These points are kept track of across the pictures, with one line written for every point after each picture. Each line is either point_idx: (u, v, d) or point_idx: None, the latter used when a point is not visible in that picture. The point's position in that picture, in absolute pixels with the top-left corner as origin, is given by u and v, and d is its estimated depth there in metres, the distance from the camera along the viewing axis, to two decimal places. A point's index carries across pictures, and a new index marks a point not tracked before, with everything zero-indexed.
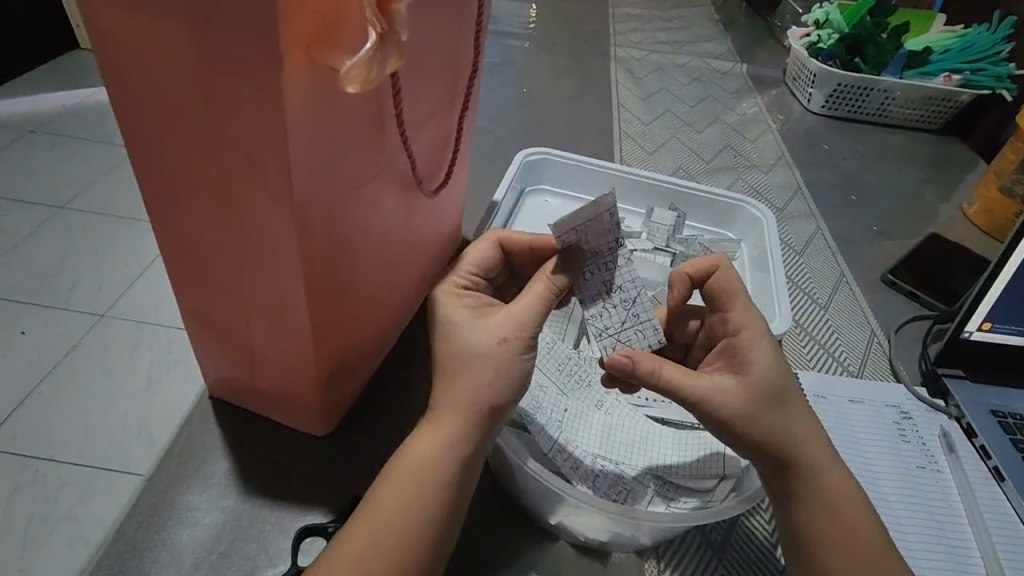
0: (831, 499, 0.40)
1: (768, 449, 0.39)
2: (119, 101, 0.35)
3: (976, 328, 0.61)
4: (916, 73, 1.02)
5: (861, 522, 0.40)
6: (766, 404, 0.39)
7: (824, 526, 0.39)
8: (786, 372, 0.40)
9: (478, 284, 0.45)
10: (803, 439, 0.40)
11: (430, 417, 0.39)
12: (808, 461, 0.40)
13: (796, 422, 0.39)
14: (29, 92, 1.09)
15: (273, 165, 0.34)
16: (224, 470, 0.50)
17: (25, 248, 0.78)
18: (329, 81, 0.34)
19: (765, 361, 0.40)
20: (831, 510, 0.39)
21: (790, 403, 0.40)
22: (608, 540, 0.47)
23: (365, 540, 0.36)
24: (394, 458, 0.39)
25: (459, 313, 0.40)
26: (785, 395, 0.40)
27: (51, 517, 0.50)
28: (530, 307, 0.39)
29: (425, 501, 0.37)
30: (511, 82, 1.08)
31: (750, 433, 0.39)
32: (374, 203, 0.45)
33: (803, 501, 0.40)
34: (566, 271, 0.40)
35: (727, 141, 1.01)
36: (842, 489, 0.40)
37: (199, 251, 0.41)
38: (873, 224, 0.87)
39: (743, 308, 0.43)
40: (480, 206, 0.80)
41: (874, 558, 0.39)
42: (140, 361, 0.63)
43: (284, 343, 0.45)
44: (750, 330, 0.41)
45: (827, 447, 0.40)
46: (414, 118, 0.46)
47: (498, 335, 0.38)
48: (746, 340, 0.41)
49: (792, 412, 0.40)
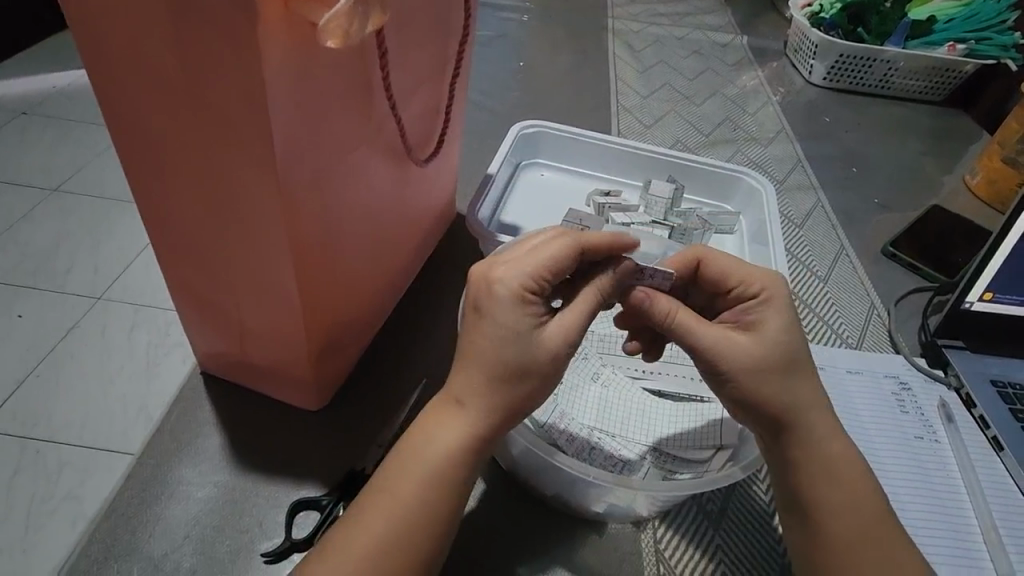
0: (829, 465, 0.39)
1: (774, 415, 0.38)
2: (98, 82, 0.34)
3: (977, 298, 0.60)
4: (919, 43, 1.00)
5: (858, 491, 0.39)
6: (768, 370, 0.38)
7: (825, 492, 0.38)
8: (801, 337, 0.39)
9: (544, 288, 0.37)
10: (807, 405, 0.39)
11: (445, 402, 0.37)
12: (810, 427, 0.39)
13: (799, 386, 0.38)
14: (16, 72, 1.07)
15: (253, 133, 0.33)
16: (216, 443, 0.50)
17: (19, 231, 0.77)
18: (309, 38, 0.32)
19: (778, 322, 0.39)
20: (829, 480, 0.39)
21: (794, 370, 0.38)
22: (602, 510, 0.47)
23: (372, 530, 0.35)
24: (404, 445, 0.38)
25: (523, 321, 0.35)
26: (793, 361, 0.38)
27: (51, 499, 0.50)
28: (580, 324, 0.37)
29: (430, 491, 0.36)
30: (506, 56, 1.06)
31: (751, 392, 0.38)
32: (362, 174, 0.44)
33: (800, 467, 0.39)
34: (614, 278, 0.40)
35: (726, 115, 0.99)
36: (842, 454, 0.39)
37: (185, 227, 0.40)
38: (874, 197, 0.86)
39: (755, 271, 0.42)
40: (475, 181, 0.79)
41: (870, 528, 0.38)
42: (138, 341, 0.63)
43: (274, 320, 0.45)
44: (766, 287, 0.41)
45: (827, 410, 0.39)
46: (402, 82, 0.45)
47: (547, 353, 0.36)
48: (761, 298, 0.40)
49: (797, 377, 0.38)
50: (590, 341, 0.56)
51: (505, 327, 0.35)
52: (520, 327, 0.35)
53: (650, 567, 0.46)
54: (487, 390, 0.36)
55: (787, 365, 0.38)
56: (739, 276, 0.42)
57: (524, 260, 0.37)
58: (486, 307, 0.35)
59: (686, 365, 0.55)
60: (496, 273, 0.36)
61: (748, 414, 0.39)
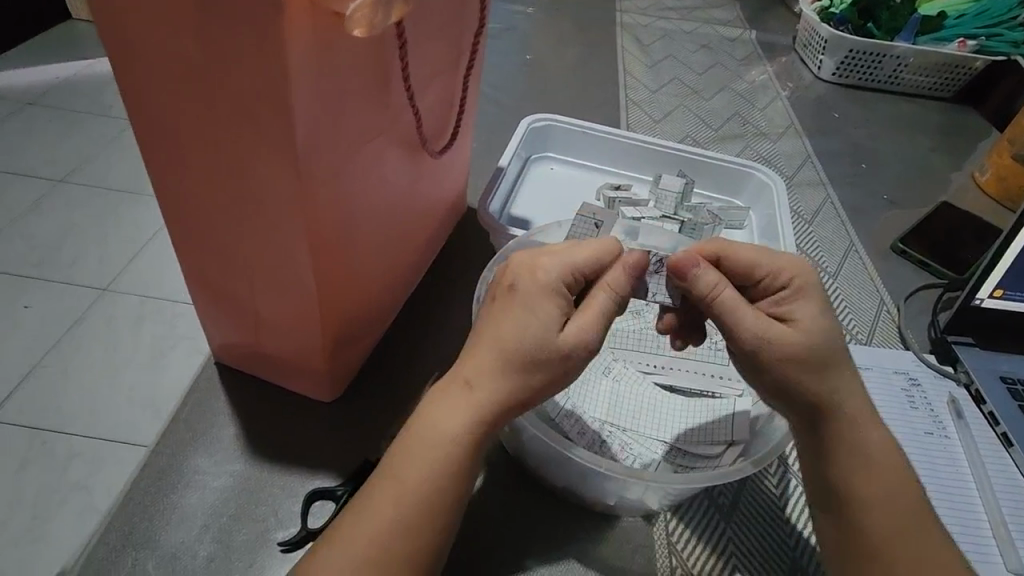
0: (866, 454, 0.39)
1: (811, 399, 0.38)
2: (121, 75, 0.34)
3: (988, 294, 0.60)
4: (930, 39, 1.00)
5: (894, 479, 0.39)
6: (811, 362, 0.38)
7: (863, 482, 0.39)
8: (836, 327, 0.39)
9: (578, 280, 0.39)
10: (844, 394, 0.39)
11: (452, 386, 0.37)
12: (847, 416, 0.39)
13: (838, 378, 0.39)
14: (22, 63, 1.07)
15: (276, 122, 0.33)
16: (231, 434, 0.50)
17: (25, 223, 0.77)
18: (331, 29, 0.32)
19: (812, 313, 0.39)
20: (866, 468, 0.39)
21: (832, 363, 0.39)
22: (614, 504, 0.47)
23: (380, 517, 0.35)
24: (410, 430, 0.38)
25: (552, 315, 0.36)
26: (832, 351, 0.39)
27: (62, 488, 0.51)
28: (597, 316, 0.37)
29: (437, 476, 0.36)
30: (514, 49, 1.06)
31: (791, 381, 0.38)
32: (379, 165, 0.44)
33: (838, 457, 0.39)
34: (626, 274, 0.39)
35: (735, 110, 0.98)
36: (878, 443, 0.40)
37: (203, 217, 0.41)
38: (884, 194, 0.86)
39: (781, 258, 0.41)
40: (484, 175, 0.79)
41: (904, 513, 0.38)
42: (147, 333, 0.63)
43: (289, 310, 0.45)
44: (794, 276, 0.40)
45: (863, 399, 0.40)
46: (419, 73, 0.45)
47: (565, 349, 0.36)
48: (792, 284, 0.40)
49: (834, 362, 0.39)
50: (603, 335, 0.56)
51: (534, 315, 0.36)
52: (546, 319, 0.36)
53: (662, 560, 0.46)
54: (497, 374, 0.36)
55: (826, 355, 0.38)
56: (765, 268, 0.41)
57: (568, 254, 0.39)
58: (519, 286, 0.37)
59: (698, 361, 0.55)
60: (541, 261, 0.38)
61: (787, 403, 0.39)
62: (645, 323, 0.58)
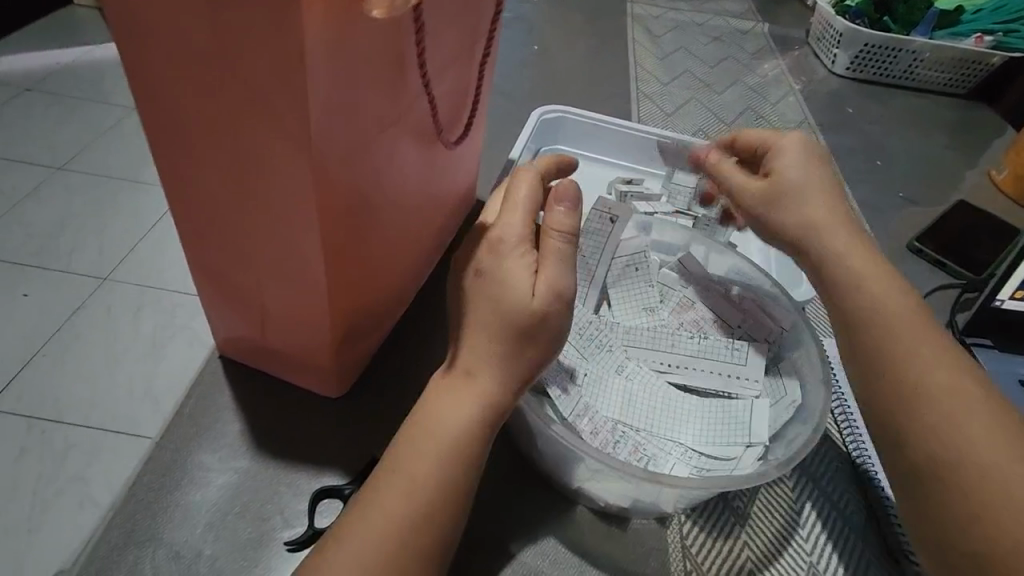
0: (863, 285, 0.43)
1: (788, 237, 0.48)
2: (127, 60, 0.33)
3: (1008, 295, 0.59)
4: (947, 34, 0.99)
5: (898, 307, 0.42)
6: (784, 197, 0.48)
7: (859, 309, 0.43)
8: (816, 171, 0.48)
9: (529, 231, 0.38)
10: (824, 231, 0.46)
11: (459, 379, 0.37)
12: (834, 253, 0.45)
13: (815, 212, 0.47)
14: (22, 48, 1.05)
15: (289, 108, 0.31)
16: (235, 430, 0.49)
17: (24, 209, 0.76)
18: (349, 11, 0.31)
19: (793, 164, 0.48)
20: (858, 292, 0.43)
21: (807, 202, 0.47)
22: (628, 506, 0.46)
23: (391, 512, 0.34)
24: (418, 427, 0.36)
25: (518, 279, 0.36)
26: (804, 191, 0.47)
27: (60, 480, 0.50)
28: (562, 260, 0.37)
29: (449, 472, 0.35)
30: (523, 39, 1.04)
31: (768, 221, 0.49)
32: (392, 154, 0.43)
33: (834, 289, 0.45)
34: (569, 213, 0.39)
35: (747, 104, 0.97)
36: (878, 281, 0.43)
37: (210, 206, 0.39)
38: (899, 191, 0.84)
39: (770, 134, 0.51)
40: (494, 167, 0.77)
41: (939, 367, 0.39)
42: (147, 324, 0.62)
43: (298, 304, 0.43)
44: (779, 142, 0.50)
45: (852, 238, 0.46)
46: (435, 60, 0.43)
47: (545, 308, 0.35)
48: (772, 167, 0.49)
49: (806, 200, 0.47)
50: (616, 331, 0.54)
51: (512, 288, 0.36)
52: (523, 288, 0.36)
53: (676, 563, 0.45)
54: (509, 368, 0.36)
55: (797, 192, 0.47)
56: (759, 143, 0.52)
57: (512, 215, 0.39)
58: (485, 268, 0.37)
59: (716, 359, 0.52)
60: (497, 232, 0.38)
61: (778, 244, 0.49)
62: (660, 320, 0.55)
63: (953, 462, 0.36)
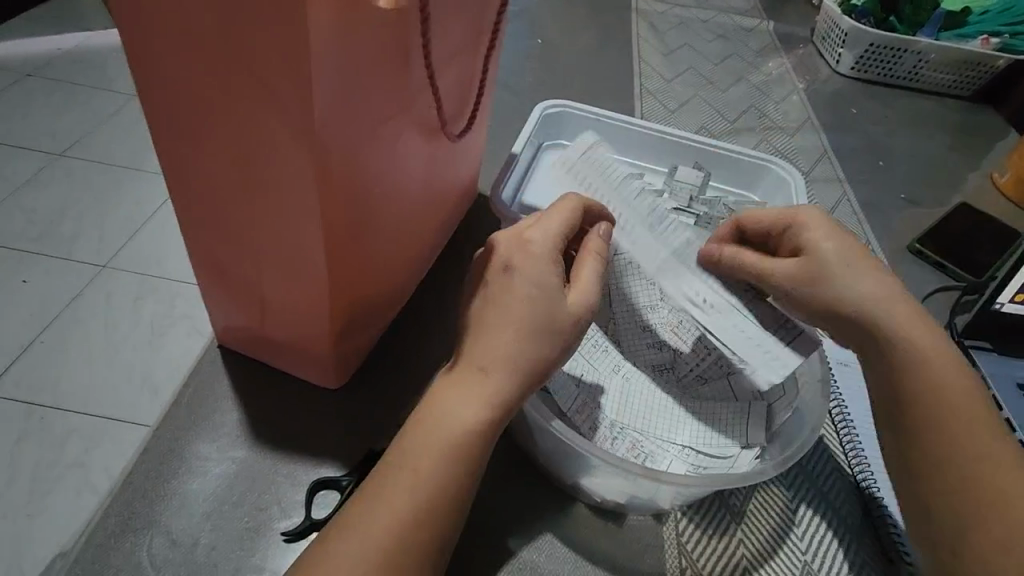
0: (912, 365, 0.40)
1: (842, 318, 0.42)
2: (129, 47, 0.32)
3: (1009, 298, 0.59)
4: (953, 35, 0.98)
5: (951, 381, 0.39)
6: (821, 275, 0.43)
7: (908, 388, 0.40)
8: (847, 241, 0.44)
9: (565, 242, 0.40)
10: (881, 307, 0.41)
11: (465, 375, 0.37)
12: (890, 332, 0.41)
13: (861, 283, 0.42)
14: (22, 33, 1.05)
15: (293, 100, 0.31)
16: (234, 420, 0.49)
17: (25, 196, 0.76)
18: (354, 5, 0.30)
19: (820, 238, 0.44)
20: (908, 374, 0.40)
21: (848, 275, 0.42)
22: (624, 502, 0.46)
23: (394, 505, 0.34)
24: (422, 421, 0.36)
25: (552, 281, 0.37)
26: (834, 264, 0.43)
27: (60, 465, 0.50)
28: (594, 278, 0.40)
29: (454, 467, 0.35)
30: (526, 33, 1.03)
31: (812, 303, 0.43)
32: (395, 146, 0.43)
33: (886, 374, 0.41)
34: (603, 238, 0.43)
35: (751, 102, 0.96)
36: (929, 347, 0.40)
37: (213, 195, 0.39)
38: (901, 193, 0.84)
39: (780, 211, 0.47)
40: (496, 161, 0.77)
41: (976, 412, 0.39)
42: (146, 312, 0.62)
43: (299, 295, 0.43)
44: (795, 218, 0.46)
45: (905, 310, 0.42)
46: (439, 52, 0.43)
47: (575, 316, 0.37)
48: (807, 243, 0.44)
49: (842, 275, 0.42)
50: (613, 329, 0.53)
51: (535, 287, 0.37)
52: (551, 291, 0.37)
53: (672, 559, 0.45)
54: (512, 364, 0.36)
55: (833, 269, 0.43)
56: (770, 224, 0.47)
57: (551, 223, 0.40)
58: (514, 266, 0.37)
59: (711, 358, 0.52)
60: (530, 235, 0.39)
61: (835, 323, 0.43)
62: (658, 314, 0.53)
63: (986, 502, 0.36)
